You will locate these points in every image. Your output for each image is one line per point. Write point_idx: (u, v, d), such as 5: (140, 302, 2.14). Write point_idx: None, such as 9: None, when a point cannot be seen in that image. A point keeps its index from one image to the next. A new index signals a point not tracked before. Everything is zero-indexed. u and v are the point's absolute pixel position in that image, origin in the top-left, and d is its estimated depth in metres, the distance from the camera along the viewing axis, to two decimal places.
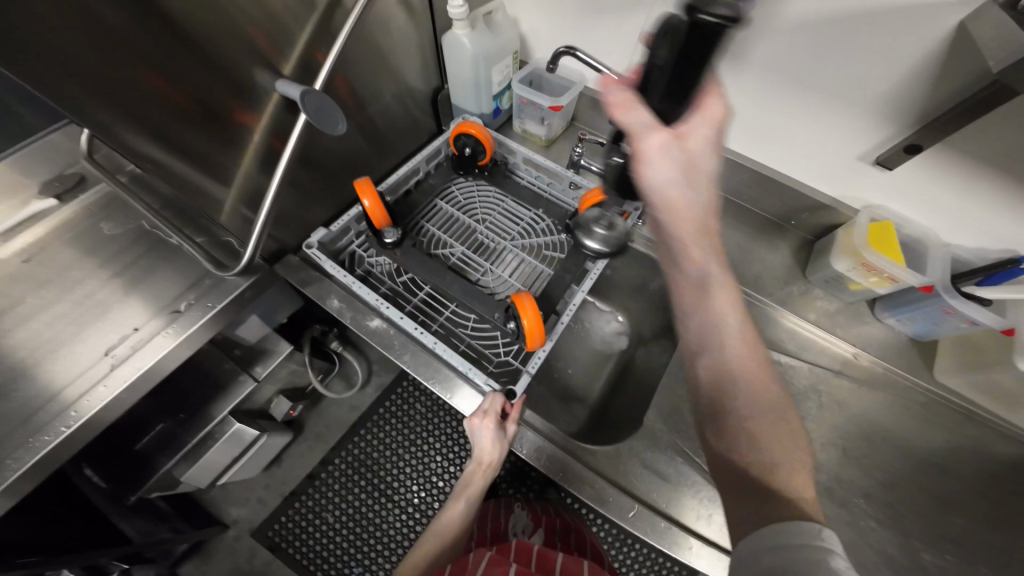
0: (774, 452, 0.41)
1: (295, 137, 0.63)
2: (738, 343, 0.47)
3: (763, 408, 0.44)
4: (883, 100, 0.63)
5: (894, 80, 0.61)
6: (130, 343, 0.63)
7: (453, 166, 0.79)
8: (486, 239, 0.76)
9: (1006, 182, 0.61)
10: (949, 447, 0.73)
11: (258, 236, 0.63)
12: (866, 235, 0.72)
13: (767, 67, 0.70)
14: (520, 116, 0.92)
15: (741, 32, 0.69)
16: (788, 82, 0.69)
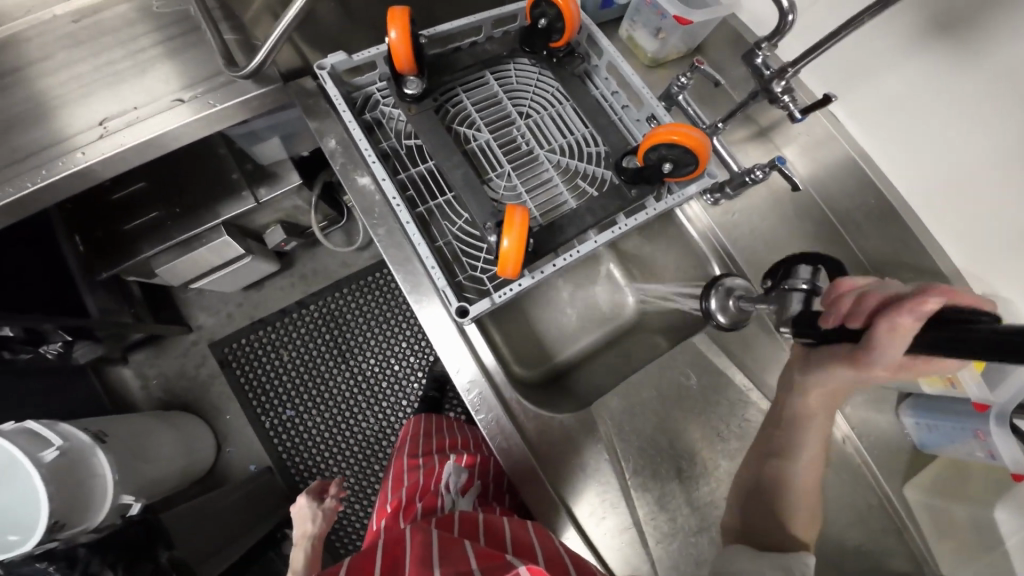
0: (802, 523, 0.52)
1: None
2: (810, 460, 0.52)
3: (806, 501, 0.52)
4: None
5: None
6: (125, 120, 0.56)
7: (523, 39, 0.65)
8: (521, 138, 0.65)
9: None
10: (870, 553, 0.67)
11: (278, 36, 0.51)
12: None
13: (999, 71, 0.50)
14: (633, 18, 0.70)
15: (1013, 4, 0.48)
16: (1013, 100, 0.49)
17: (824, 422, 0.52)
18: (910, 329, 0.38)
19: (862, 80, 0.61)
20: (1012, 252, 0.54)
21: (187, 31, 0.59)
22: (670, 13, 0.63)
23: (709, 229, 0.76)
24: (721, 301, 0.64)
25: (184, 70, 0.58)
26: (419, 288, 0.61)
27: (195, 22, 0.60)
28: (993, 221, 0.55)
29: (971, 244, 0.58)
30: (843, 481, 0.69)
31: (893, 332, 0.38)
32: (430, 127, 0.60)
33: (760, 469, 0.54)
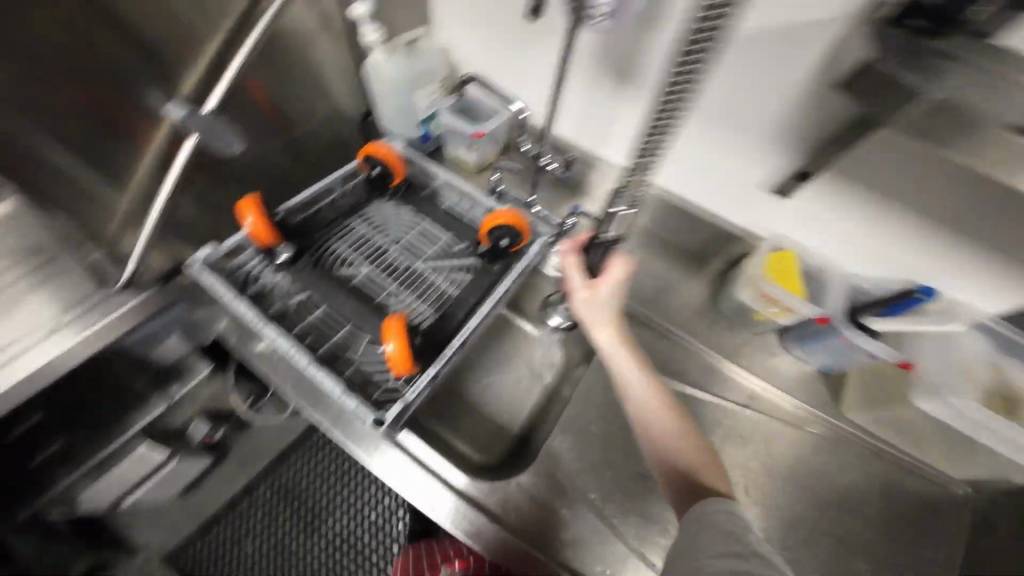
0: (690, 458, 0.54)
1: (185, 152, 0.64)
2: (645, 391, 0.58)
3: (671, 431, 0.55)
4: (771, 123, 0.63)
5: (780, 105, 0.60)
6: (4, 355, 0.60)
7: (369, 188, 0.80)
8: (397, 259, 0.75)
9: (902, 213, 0.60)
10: (855, 487, 0.70)
11: (147, 234, 0.65)
12: (764, 267, 0.69)
13: None
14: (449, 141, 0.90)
15: (639, 58, 0.68)
16: (688, 106, 0.68)
17: (631, 350, 0.61)
18: (574, 260, 0.63)
19: (609, 134, 0.81)
20: (759, 200, 0.72)
21: None
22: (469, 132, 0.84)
23: None
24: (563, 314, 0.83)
25: (59, 296, 0.66)
26: (348, 423, 0.65)
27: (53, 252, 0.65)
28: (735, 187, 0.72)
29: (747, 210, 0.74)
30: (802, 432, 0.74)
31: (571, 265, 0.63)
32: (316, 281, 0.70)
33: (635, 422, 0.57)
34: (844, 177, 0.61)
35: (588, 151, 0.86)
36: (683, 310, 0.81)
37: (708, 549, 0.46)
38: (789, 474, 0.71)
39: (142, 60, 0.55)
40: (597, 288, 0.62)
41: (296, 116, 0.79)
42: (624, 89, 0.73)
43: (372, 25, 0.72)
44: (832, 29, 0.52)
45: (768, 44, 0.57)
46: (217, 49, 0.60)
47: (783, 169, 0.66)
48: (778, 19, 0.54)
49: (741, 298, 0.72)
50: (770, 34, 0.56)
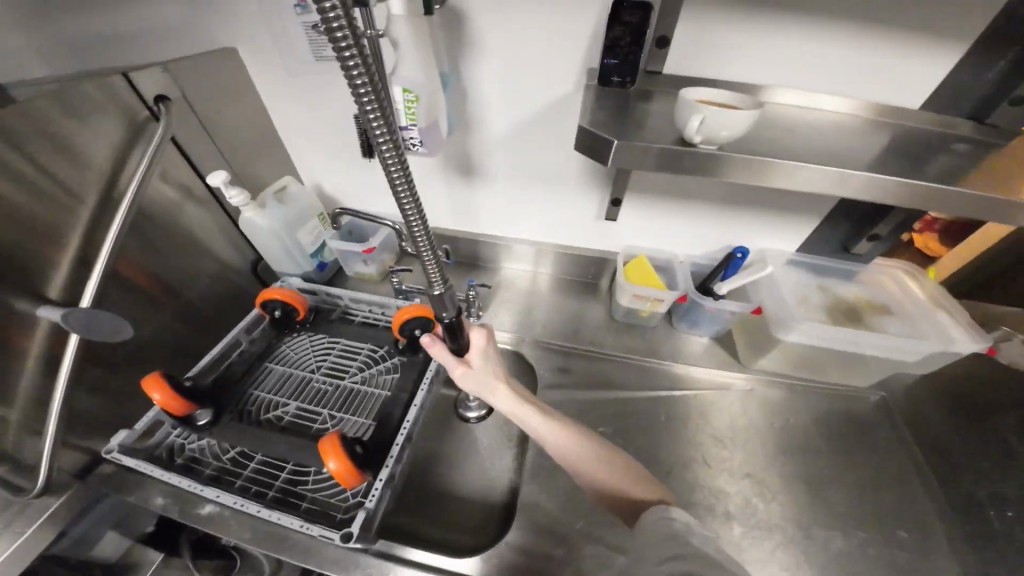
0: (621, 477, 0.58)
1: (70, 352, 0.62)
2: (557, 432, 0.64)
3: (594, 460, 0.60)
4: (580, 171, 0.81)
5: (577, 158, 0.79)
6: None
7: (276, 329, 0.84)
8: (323, 383, 0.78)
9: (693, 206, 0.80)
10: (785, 426, 0.82)
11: (50, 442, 0.59)
12: (626, 274, 0.85)
13: (499, 170, 0.85)
14: (347, 262, 1.00)
15: (466, 154, 0.84)
16: (518, 176, 0.85)
17: (533, 406, 0.67)
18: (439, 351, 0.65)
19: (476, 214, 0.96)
20: (605, 226, 0.89)
21: None
22: (359, 250, 0.94)
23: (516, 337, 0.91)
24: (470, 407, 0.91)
25: None
26: (321, 552, 0.62)
27: None
28: (585, 223, 0.90)
29: (599, 236, 0.92)
30: (731, 394, 0.85)
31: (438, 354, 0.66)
32: (236, 434, 0.68)
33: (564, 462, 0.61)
34: (647, 193, 0.80)
35: (466, 231, 1.00)
36: (590, 328, 0.93)
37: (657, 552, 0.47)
38: (733, 431, 0.81)
39: (9, 282, 0.57)
40: (471, 362, 0.68)
41: (185, 284, 0.82)
42: (469, 178, 0.89)
43: (235, 191, 0.78)
44: (576, 97, 0.71)
45: (546, 119, 0.75)
46: (74, 247, 0.65)
47: (604, 203, 0.84)
48: (544, 104, 0.73)
49: (624, 304, 0.86)
50: (546, 114, 0.74)
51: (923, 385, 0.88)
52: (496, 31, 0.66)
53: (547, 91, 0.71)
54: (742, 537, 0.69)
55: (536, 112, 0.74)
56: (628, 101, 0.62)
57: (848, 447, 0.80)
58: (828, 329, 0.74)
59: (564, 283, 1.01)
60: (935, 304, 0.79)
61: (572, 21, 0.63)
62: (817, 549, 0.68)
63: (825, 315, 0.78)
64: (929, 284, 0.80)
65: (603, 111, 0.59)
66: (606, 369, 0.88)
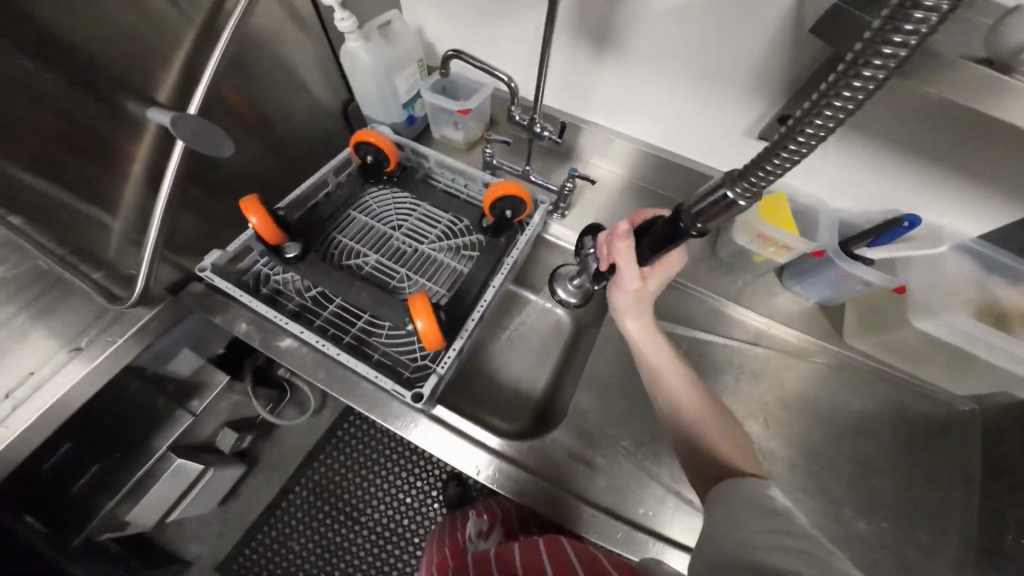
0: (731, 451, 0.53)
1: (176, 161, 0.60)
2: (674, 373, 0.60)
3: (707, 419, 0.56)
4: (752, 73, 0.64)
5: (761, 50, 0.61)
6: (29, 385, 0.57)
7: (362, 175, 0.79)
8: (403, 244, 0.76)
9: (874, 146, 0.64)
10: (867, 411, 0.75)
11: (150, 256, 0.60)
12: (758, 210, 0.74)
13: (648, 47, 0.69)
14: (436, 123, 0.91)
15: (615, 17, 0.68)
16: (669, 62, 0.69)
17: (661, 340, 0.63)
18: (626, 247, 0.57)
19: (594, 98, 0.82)
20: (746, 147, 0.74)
21: (47, 288, 0.62)
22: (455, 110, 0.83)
23: None
24: (564, 287, 0.84)
25: (61, 327, 0.61)
26: (383, 404, 0.67)
27: (55, 275, 0.63)
28: (723, 138, 0.75)
29: (732, 159, 0.78)
30: (816, 365, 0.78)
31: (624, 248, 0.57)
32: (320, 273, 0.69)
33: (672, 410, 0.58)
34: None
35: (575, 116, 0.87)
36: (682, 260, 0.85)
37: (752, 537, 0.40)
38: (803, 402, 0.76)
39: None
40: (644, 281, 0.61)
41: (277, 112, 0.76)
42: (603, 51, 0.74)
43: (345, 15, 0.67)
44: None
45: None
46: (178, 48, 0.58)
47: (765, 118, 0.69)
48: None
49: (738, 241, 0.77)
50: None
51: None
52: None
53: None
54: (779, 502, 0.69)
55: None
56: None
57: (933, 453, 0.73)
58: (977, 326, 0.66)
59: (666, 204, 0.90)
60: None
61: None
62: (855, 535, 0.67)
63: (980, 311, 0.68)
64: None
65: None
66: (687, 306, 0.82)
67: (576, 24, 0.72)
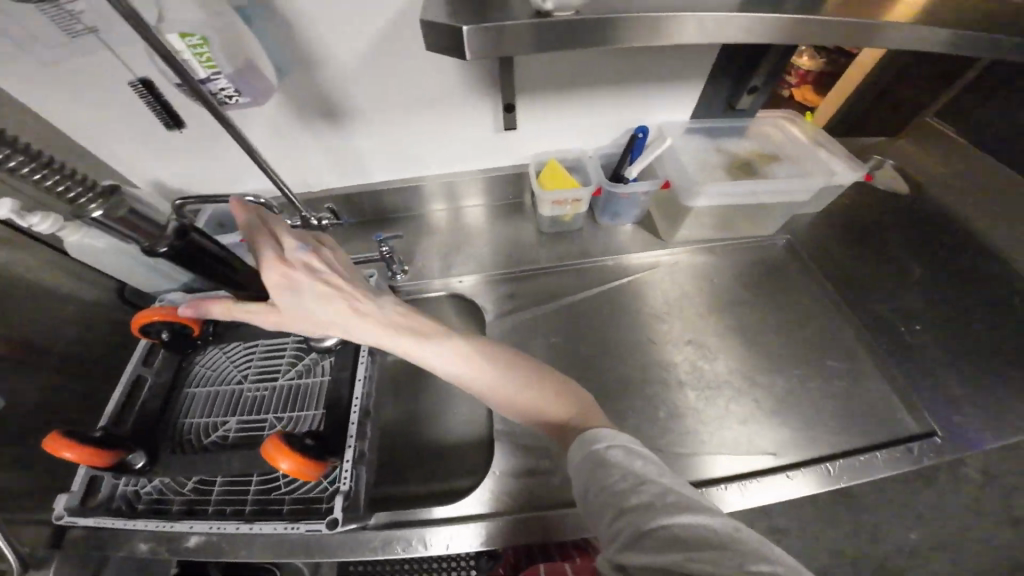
0: (554, 407, 0.55)
1: None
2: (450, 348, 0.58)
3: (515, 386, 0.56)
4: (457, 86, 0.73)
5: (448, 70, 0.70)
6: None
7: (173, 352, 0.73)
8: (258, 390, 0.72)
9: (582, 95, 0.77)
10: (723, 284, 0.85)
11: None
12: (539, 181, 0.82)
13: (368, 108, 0.75)
14: None
15: (322, 101, 0.73)
16: (393, 111, 0.76)
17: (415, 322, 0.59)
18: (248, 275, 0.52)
19: (365, 161, 0.85)
20: (503, 140, 0.84)
21: None
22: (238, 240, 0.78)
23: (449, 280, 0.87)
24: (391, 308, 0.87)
25: None
26: (322, 545, 0.62)
27: None
28: (481, 142, 0.84)
29: (501, 152, 0.87)
30: (668, 270, 0.87)
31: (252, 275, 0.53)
32: (183, 467, 0.64)
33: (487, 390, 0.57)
34: (534, 91, 0.75)
35: (363, 184, 0.89)
36: (523, 249, 0.91)
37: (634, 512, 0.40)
38: (678, 306, 0.83)
39: None
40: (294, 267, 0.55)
41: (57, 339, 0.70)
42: (340, 126, 0.77)
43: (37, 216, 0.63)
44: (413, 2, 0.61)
45: (397, 34, 0.64)
46: None
47: (498, 113, 0.79)
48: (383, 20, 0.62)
49: (546, 213, 0.85)
50: (392, 31, 0.64)
51: (830, 215, 0.94)
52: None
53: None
54: (700, 399, 0.73)
55: (382, 32, 0.64)
56: None
57: (781, 286, 0.85)
58: (740, 186, 0.75)
59: (486, 210, 0.96)
60: (815, 142, 0.81)
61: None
62: (770, 390, 0.74)
63: (725, 172, 0.79)
64: (804, 124, 0.83)
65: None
66: (549, 283, 0.87)
67: (297, 115, 0.74)
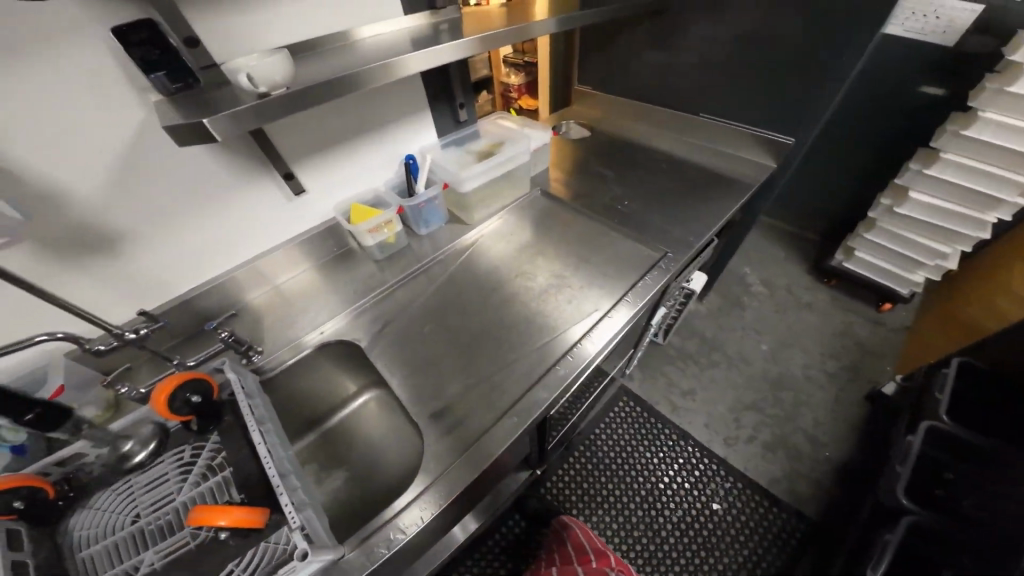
0: None
1: None
2: None
3: None
4: (229, 171, 0.84)
5: (215, 162, 0.81)
6: None
7: (34, 524, 0.59)
8: (160, 516, 0.63)
9: (343, 148, 0.98)
10: (519, 233, 1.14)
11: None
12: (350, 219, 0.99)
13: (148, 221, 0.79)
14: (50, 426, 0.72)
15: (91, 229, 0.74)
16: (177, 215, 0.82)
17: None
18: None
19: (168, 274, 0.87)
20: (296, 203, 0.98)
21: None
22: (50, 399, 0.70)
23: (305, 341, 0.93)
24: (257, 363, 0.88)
25: None
26: None
27: None
28: (278, 212, 0.96)
29: (301, 215, 1.01)
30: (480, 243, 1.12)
31: None
32: None
33: None
34: (301, 154, 0.91)
35: (175, 296, 0.89)
36: (366, 282, 1.04)
37: None
38: (500, 262, 1.07)
39: None
40: None
41: None
42: (124, 248, 0.79)
43: None
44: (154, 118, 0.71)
45: (145, 151, 0.73)
46: None
47: (281, 183, 0.93)
48: (132, 141, 0.71)
49: (371, 242, 1.02)
50: (143, 145, 0.72)
51: (559, 164, 1.35)
52: None
53: (116, 122, 0.68)
54: (537, 308, 0.96)
55: (134, 149, 0.72)
56: (207, 92, 0.64)
57: (552, 217, 1.17)
58: (481, 164, 1.05)
59: (318, 270, 1.08)
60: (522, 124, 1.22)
61: (73, 46, 0.61)
62: (580, 278, 1.00)
63: (473, 159, 1.10)
64: (509, 116, 1.25)
65: (189, 106, 0.60)
66: (397, 296, 1.02)
67: (62, 260, 0.73)
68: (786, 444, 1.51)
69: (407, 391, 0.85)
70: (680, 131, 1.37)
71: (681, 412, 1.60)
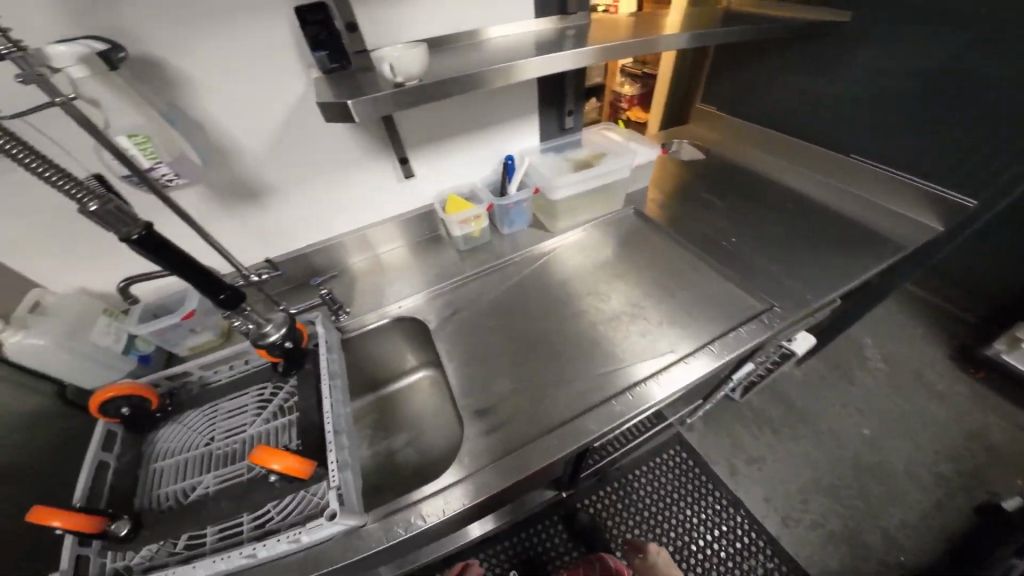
0: None
1: None
2: None
3: None
4: (358, 148, 0.91)
5: (349, 138, 0.89)
6: None
7: (133, 430, 0.73)
8: (227, 445, 0.72)
9: (457, 139, 1.01)
10: (604, 250, 1.09)
11: None
12: (443, 209, 1.03)
13: (284, 182, 0.89)
14: (172, 342, 0.86)
15: (241, 181, 0.85)
16: (308, 181, 0.91)
17: None
18: None
19: (289, 231, 0.97)
20: (404, 186, 1.04)
21: None
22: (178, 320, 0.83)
23: (381, 312, 0.98)
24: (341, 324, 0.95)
25: None
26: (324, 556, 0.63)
27: None
28: (388, 191, 1.03)
29: (406, 198, 1.07)
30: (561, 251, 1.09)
31: None
32: (170, 525, 0.62)
33: None
34: (419, 140, 0.96)
35: (289, 252, 1.00)
36: (445, 268, 1.07)
37: None
38: (579, 274, 1.03)
39: None
40: None
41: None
42: (262, 202, 0.89)
43: None
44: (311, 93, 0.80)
45: (297, 120, 0.82)
46: None
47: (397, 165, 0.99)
48: (290, 109, 0.80)
49: (457, 233, 1.05)
50: (297, 115, 0.81)
51: (663, 185, 1.26)
52: (189, 55, 0.68)
53: (281, 92, 0.78)
54: (610, 331, 0.90)
55: (289, 117, 0.81)
56: (356, 74, 0.70)
57: (643, 239, 1.10)
58: (579, 173, 1.02)
59: (405, 248, 1.14)
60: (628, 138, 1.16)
61: (265, 23, 0.70)
62: (662, 309, 0.93)
63: (571, 167, 1.08)
64: (617, 128, 1.19)
65: (340, 86, 0.66)
66: (470, 288, 1.03)
67: (216, 202, 0.85)
68: (871, 553, 1.26)
69: (465, 385, 0.86)
70: (816, 169, 1.20)
71: (743, 480, 1.42)
